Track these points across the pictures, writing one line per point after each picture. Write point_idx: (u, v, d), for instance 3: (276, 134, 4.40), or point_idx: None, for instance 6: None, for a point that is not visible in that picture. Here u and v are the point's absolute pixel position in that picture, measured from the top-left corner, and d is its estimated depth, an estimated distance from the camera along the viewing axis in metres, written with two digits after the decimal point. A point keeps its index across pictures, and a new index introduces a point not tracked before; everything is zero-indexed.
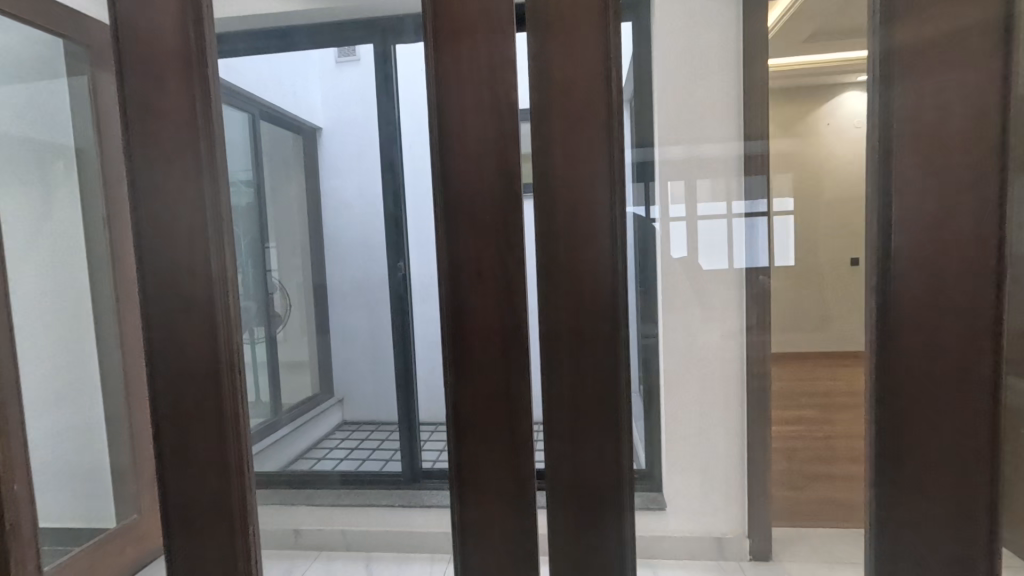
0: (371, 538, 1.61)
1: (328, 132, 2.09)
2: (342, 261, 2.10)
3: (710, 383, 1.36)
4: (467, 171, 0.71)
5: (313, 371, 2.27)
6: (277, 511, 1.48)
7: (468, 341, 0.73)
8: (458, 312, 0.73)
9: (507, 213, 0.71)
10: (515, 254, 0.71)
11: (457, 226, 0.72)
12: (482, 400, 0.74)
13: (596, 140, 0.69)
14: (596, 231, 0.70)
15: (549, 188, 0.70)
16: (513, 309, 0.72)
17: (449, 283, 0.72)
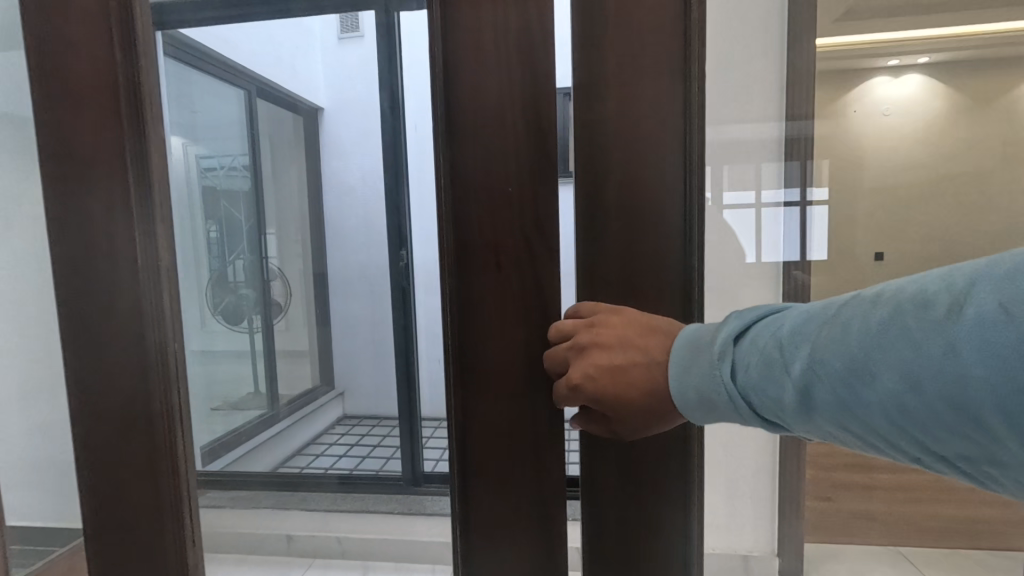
0: (369, 545, 1.43)
1: (330, 112, 1.96)
2: (344, 248, 1.98)
3: None
4: (482, 125, 0.50)
5: (314, 361, 2.13)
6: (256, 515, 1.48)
7: (479, 359, 0.52)
8: (465, 322, 0.52)
9: (539, 187, 0.50)
10: (548, 243, 0.50)
11: (466, 201, 0.51)
12: (496, 439, 0.53)
13: (668, 87, 0.47)
14: (666, 214, 0.49)
15: (597, 151, 0.49)
16: (542, 319, 0.51)
17: (454, 281, 0.52)
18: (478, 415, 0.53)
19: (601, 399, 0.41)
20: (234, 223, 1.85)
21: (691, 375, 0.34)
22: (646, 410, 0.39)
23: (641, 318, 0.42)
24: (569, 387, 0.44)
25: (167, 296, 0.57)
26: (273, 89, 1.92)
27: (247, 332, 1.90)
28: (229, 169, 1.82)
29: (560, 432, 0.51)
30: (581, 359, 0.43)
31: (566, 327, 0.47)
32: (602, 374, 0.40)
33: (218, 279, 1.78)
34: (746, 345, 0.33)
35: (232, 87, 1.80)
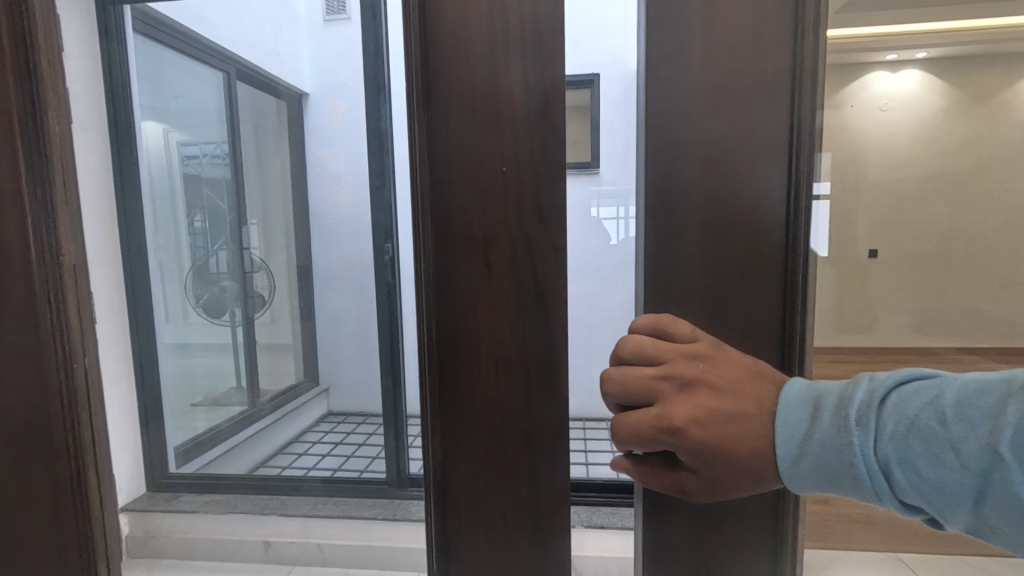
0: (352, 554, 1.38)
1: (315, 99, 1.72)
2: (327, 243, 1.77)
3: None
4: (472, 89, 0.38)
5: (297, 355, 1.88)
6: (228, 521, 1.47)
7: (466, 377, 0.41)
8: (448, 344, 0.41)
9: (544, 174, 0.38)
10: (553, 246, 0.38)
11: (448, 185, 0.39)
12: (482, 486, 0.42)
13: (770, 57, 0.37)
14: (764, 214, 0.38)
15: (678, 139, 0.39)
16: (546, 341, 0.40)
17: (437, 285, 0.40)
18: (461, 458, 0.42)
19: (698, 451, 0.31)
20: (213, 213, 1.73)
21: (811, 438, 0.28)
22: (744, 475, 0.30)
23: (738, 359, 0.33)
24: (656, 426, 0.32)
25: (75, 296, 0.53)
26: (253, 70, 1.76)
27: (229, 326, 1.78)
28: (212, 156, 1.72)
29: (564, 482, 0.41)
30: (684, 394, 0.32)
31: (657, 347, 0.34)
32: (714, 422, 0.30)
33: (200, 270, 1.72)
34: (890, 411, 0.26)
35: (209, 69, 1.69)
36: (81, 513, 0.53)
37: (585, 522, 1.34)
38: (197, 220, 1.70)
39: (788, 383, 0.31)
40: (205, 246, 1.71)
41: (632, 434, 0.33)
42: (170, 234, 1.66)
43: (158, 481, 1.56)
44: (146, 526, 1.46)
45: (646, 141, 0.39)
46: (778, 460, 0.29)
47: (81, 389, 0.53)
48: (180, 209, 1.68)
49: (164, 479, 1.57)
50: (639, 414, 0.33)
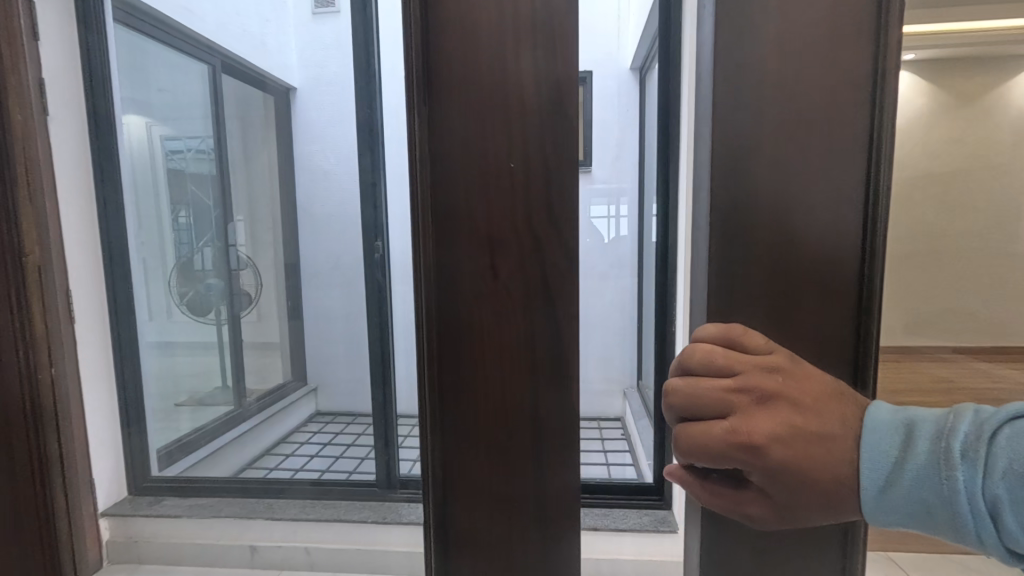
0: (341, 558, 1.33)
1: (304, 92, 1.70)
2: (319, 236, 1.75)
3: None
4: (477, 66, 0.31)
5: (285, 355, 1.88)
6: (215, 525, 1.42)
7: (471, 397, 0.34)
8: (449, 370, 0.34)
9: (556, 168, 0.31)
10: (568, 253, 0.32)
11: (446, 171, 0.32)
12: (488, 541, 0.35)
13: (849, 26, 0.30)
14: (839, 225, 0.32)
15: (744, 135, 0.32)
16: (559, 368, 0.33)
17: (437, 290, 0.33)
18: (463, 507, 0.35)
19: (773, 472, 0.27)
20: (198, 210, 1.68)
21: (902, 469, 0.25)
22: (823, 501, 0.27)
23: (822, 375, 0.29)
24: (729, 444, 0.28)
25: (39, 299, 0.50)
26: (240, 62, 1.72)
27: (214, 324, 1.73)
28: (197, 151, 1.68)
29: (574, 489, 0.34)
30: (761, 411, 0.27)
31: (729, 357, 0.29)
32: (797, 443, 0.26)
33: (184, 268, 1.66)
34: (1003, 447, 0.23)
35: (192, 60, 1.65)
36: (47, 533, 0.51)
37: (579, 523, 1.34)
38: (182, 215, 1.65)
39: (874, 405, 0.27)
40: (190, 243, 1.67)
41: (698, 449, 0.28)
42: (154, 231, 1.60)
43: (140, 485, 1.52)
44: (128, 531, 1.42)
45: (711, 139, 0.32)
46: (861, 491, 0.26)
47: (46, 409, 0.50)
48: (164, 206, 1.62)
49: (146, 483, 1.52)
50: (707, 430, 0.28)
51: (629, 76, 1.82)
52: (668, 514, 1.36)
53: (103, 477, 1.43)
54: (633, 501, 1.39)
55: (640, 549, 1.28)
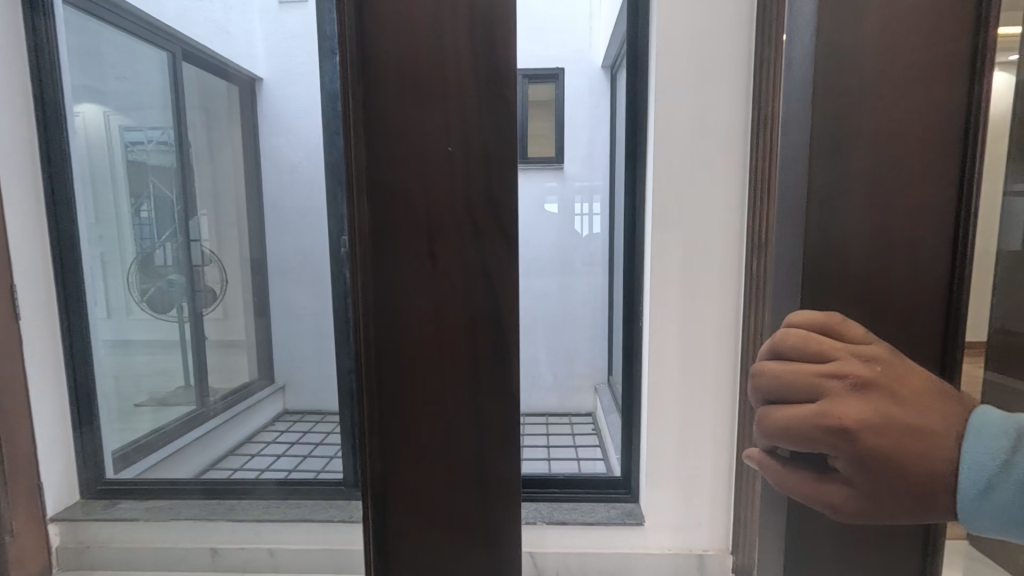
0: (306, 559, 1.33)
1: (270, 84, 1.64)
2: (285, 230, 1.70)
3: (699, 378, 1.24)
4: (412, 48, 0.30)
5: (251, 355, 1.81)
6: (174, 528, 1.39)
7: (405, 384, 0.33)
8: (387, 360, 0.33)
9: (498, 155, 0.31)
10: (508, 242, 0.32)
11: (378, 156, 0.31)
12: (428, 531, 0.34)
13: (943, 63, 0.31)
14: (916, 227, 0.33)
15: (838, 164, 0.33)
16: (500, 358, 0.32)
17: (371, 276, 0.32)
18: (403, 499, 0.34)
19: (863, 459, 0.28)
20: (161, 203, 1.61)
21: (1010, 474, 0.26)
22: (912, 493, 0.28)
23: (927, 376, 0.29)
24: (822, 427, 0.28)
25: None
26: (201, 51, 1.67)
27: (176, 321, 1.67)
28: (158, 143, 1.61)
29: (515, 474, 0.33)
30: (859, 398, 0.28)
31: (826, 345, 0.30)
32: (891, 432, 0.28)
33: (143, 263, 1.59)
34: None
35: (151, 48, 1.58)
36: None
37: (546, 517, 1.34)
38: (143, 209, 1.58)
39: (982, 410, 0.28)
40: (151, 237, 1.59)
41: (787, 431, 0.29)
42: (112, 227, 1.54)
43: (94, 488, 1.46)
44: (79, 536, 1.37)
45: (808, 162, 0.33)
46: (959, 488, 0.27)
47: None
48: (123, 197, 1.56)
49: (101, 485, 1.47)
50: (799, 410, 0.29)
51: (601, 74, 1.84)
52: (635, 507, 1.35)
53: (52, 482, 1.36)
54: (601, 495, 1.40)
55: (607, 541, 1.31)
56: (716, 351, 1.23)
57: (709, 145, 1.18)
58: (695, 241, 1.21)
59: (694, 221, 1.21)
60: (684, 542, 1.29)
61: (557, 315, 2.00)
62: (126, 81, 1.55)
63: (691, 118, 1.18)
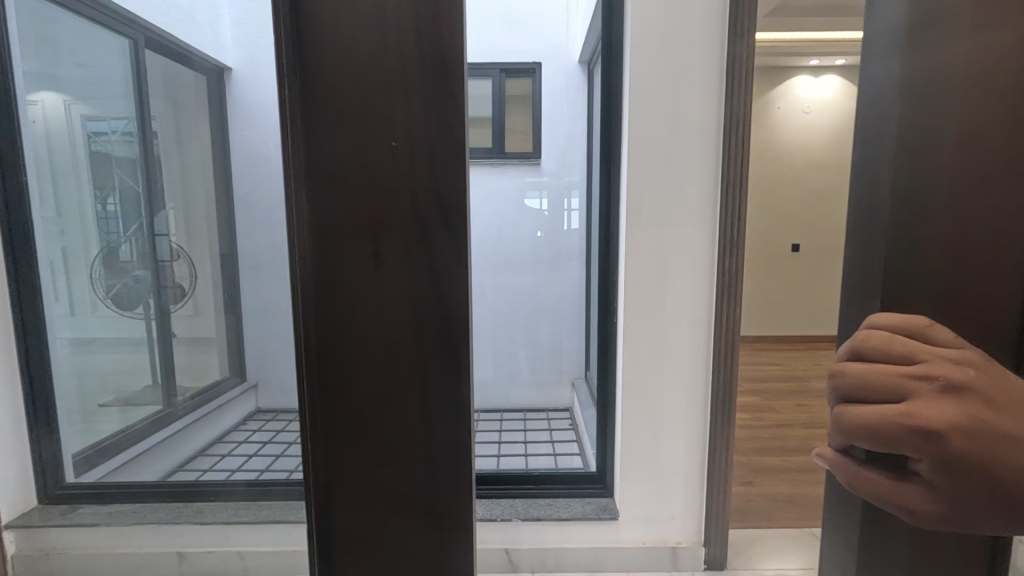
0: (274, 561, 1.30)
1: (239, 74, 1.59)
2: (254, 225, 1.65)
3: (671, 374, 1.26)
4: (354, 38, 0.29)
5: (223, 350, 1.82)
6: (138, 532, 1.34)
7: (346, 386, 0.32)
8: (326, 357, 0.31)
9: (446, 149, 0.30)
10: (456, 241, 0.31)
11: (316, 153, 0.30)
12: (373, 534, 0.33)
13: None
14: (999, 226, 0.29)
15: (913, 164, 0.30)
16: (450, 357, 0.32)
17: (309, 274, 0.31)
18: (349, 499, 0.33)
19: (951, 464, 0.24)
20: (126, 197, 1.55)
21: None
22: (1007, 506, 0.24)
23: None
24: (904, 429, 0.24)
25: None
26: (166, 38, 1.61)
27: (143, 319, 1.61)
28: (122, 134, 1.54)
29: (464, 474, 0.33)
30: (951, 402, 0.23)
31: (910, 345, 0.25)
32: (988, 441, 0.23)
33: (107, 258, 1.52)
34: None
35: (113, 35, 1.50)
36: None
37: (523, 514, 1.34)
38: (109, 202, 1.51)
39: None
40: (117, 231, 1.53)
41: (863, 431, 0.25)
42: (73, 217, 1.45)
43: (51, 493, 1.38)
44: (36, 544, 1.33)
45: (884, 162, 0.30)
46: None
47: None
48: (85, 187, 1.47)
49: (58, 491, 1.39)
50: (880, 410, 0.25)
51: (578, 69, 1.82)
52: (610, 501, 1.36)
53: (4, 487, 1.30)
54: (576, 491, 1.40)
55: (583, 536, 1.31)
56: (689, 349, 1.24)
57: (681, 143, 1.19)
58: (665, 239, 1.22)
59: (666, 220, 1.21)
60: (657, 535, 1.30)
61: (533, 311, 2.04)
62: (89, 69, 1.47)
63: (662, 117, 1.18)
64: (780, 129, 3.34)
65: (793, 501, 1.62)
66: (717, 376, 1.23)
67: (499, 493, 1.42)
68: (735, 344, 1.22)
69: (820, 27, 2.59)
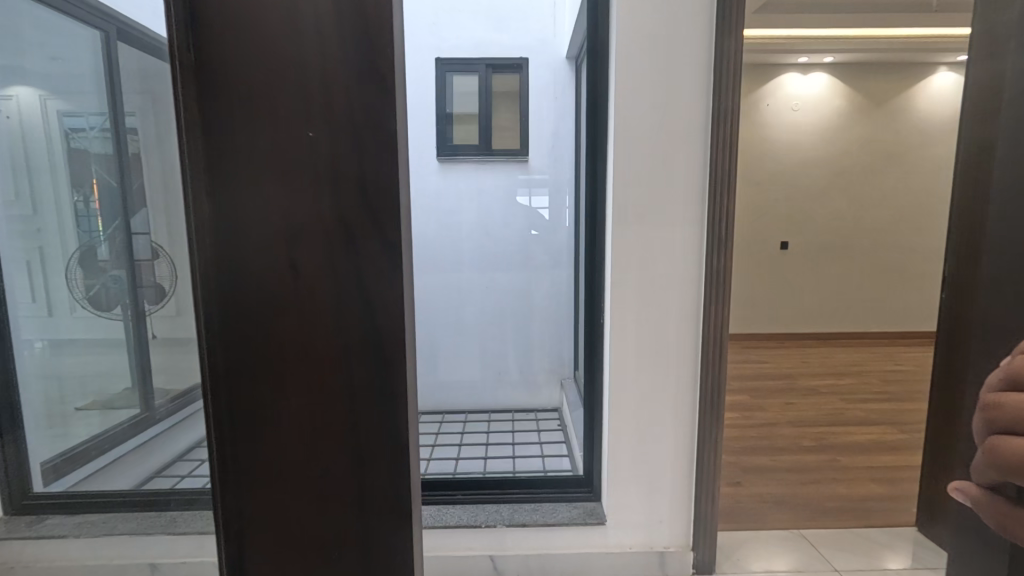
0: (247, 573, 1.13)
1: None
2: None
3: (655, 378, 1.23)
4: (260, 70, 0.31)
5: None
6: (107, 546, 1.28)
7: (257, 394, 0.34)
8: (236, 351, 0.34)
9: (373, 163, 0.32)
10: (379, 248, 0.33)
11: (220, 180, 0.32)
12: (298, 530, 0.36)
13: None
14: None
15: None
16: (374, 355, 0.34)
17: (219, 291, 0.33)
18: (266, 489, 0.35)
19: None
20: (105, 189, 1.30)
21: None
22: None
23: None
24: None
25: None
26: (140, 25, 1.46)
27: (122, 319, 1.36)
28: (99, 128, 1.31)
29: (392, 467, 0.35)
30: None
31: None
32: None
33: (85, 256, 1.36)
34: None
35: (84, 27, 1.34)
36: None
37: (507, 519, 1.31)
38: (84, 201, 1.35)
39: None
40: (96, 231, 1.34)
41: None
42: (52, 217, 1.36)
43: (19, 504, 1.35)
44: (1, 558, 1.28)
45: None
46: None
47: None
48: (64, 185, 1.36)
49: (26, 500, 1.35)
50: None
51: (565, 65, 1.76)
52: (597, 506, 1.33)
53: None
54: (563, 495, 1.37)
55: (568, 541, 1.29)
56: (677, 351, 1.22)
57: (667, 141, 1.16)
58: (650, 239, 1.19)
59: (650, 221, 1.19)
60: (645, 540, 1.27)
61: (522, 318, 2.04)
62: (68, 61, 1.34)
63: (645, 114, 1.15)
64: (769, 128, 3.35)
65: (781, 501, 1.61)
66: (706, 376, 1.21)
67: (483, 499, 1.39)
68: (722, 343, 1.20)
69: (809, 24, 2.59)
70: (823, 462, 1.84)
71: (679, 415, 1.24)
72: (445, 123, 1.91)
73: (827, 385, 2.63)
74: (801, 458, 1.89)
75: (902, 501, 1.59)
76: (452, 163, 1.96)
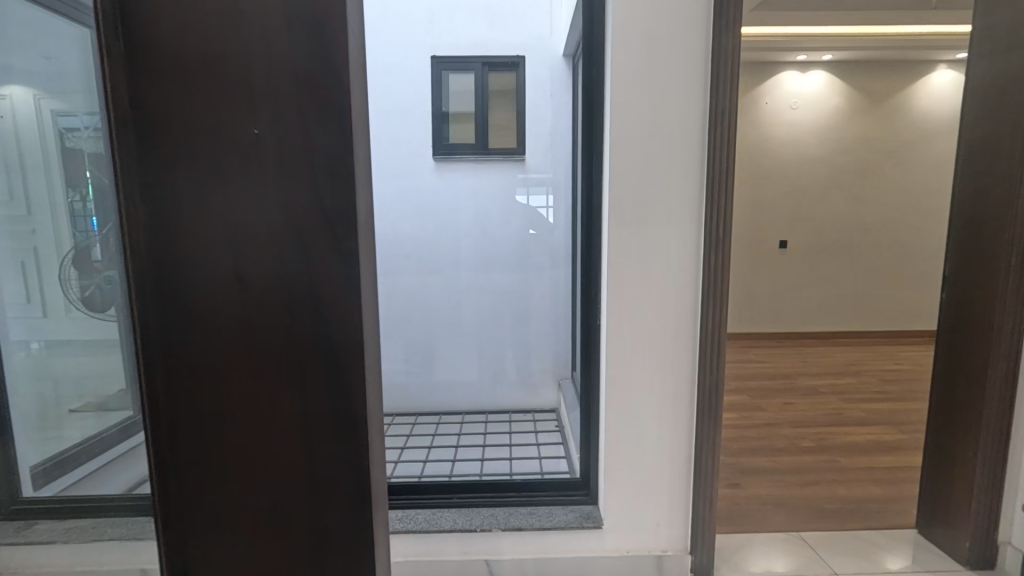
0: None
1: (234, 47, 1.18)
2: None
3: (655, 377, 1.21)
4: (212, 107, 0.38)
5: None
6: (93, 551, 1.25)
7: (210, 371, 0.41)
8: (190, 336, 0.41)
9: (323, 192, 0.40)
10: (322, 249, 0.40)
11: (173, 194, 0.39)
12: (254, 484, 0.43)
13: None
14: None
15: None
16: (320, 337, 0.41)
17: (173, 287, 0.40)
18: (220, 453, 0.42)
19: None
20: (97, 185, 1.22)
21: None
22: None
23: None
24: None
25: None
26: None
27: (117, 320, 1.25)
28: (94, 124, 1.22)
29: (338, 430, 0.42)
30: None
31: None
32: None
33: (80, 255, 1.28)
34: None
35: None
36: None
37: (503, 524, 1.29)
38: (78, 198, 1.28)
39: None
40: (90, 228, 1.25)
41: None
42: (45, 215, 1.33)
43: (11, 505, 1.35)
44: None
45: None
46: None
47: None
48: (57, 180, 1.30)
49: (17, 503, 1.35)
50: None
51: (562, 63, 1.74)
52: (595, 509, 1.31)
53: None
54: (560, 498, 1.35)
55: (567, 545, 1.27)
56: (675, 351, 1.20)
57: (662, 140, 1.14)
58: (648, 237, 1.17)
59: (648, 219, 1.17)
60: (643, 542, 1.26)
61: (517, 317, 2.03)
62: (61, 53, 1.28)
63: (645, 109, 1.13)
64: (768, 127, 3.34)
65: (779, 503, 1.60)
66: (706, 376, 1.19)
67: (480, 503, 1.37)
68: (722, 341, 1.19)
69: (807, 22, 2.56)
70: (821, 463, 1.83)
71: (676, 415, 1.22)
72: (441, 123, 1.96)
73: (826, 384, 2.61)
74: (799, 459, 1.87)
75: (900, 501, 1.58)
76: (450, 161, 2.01)
